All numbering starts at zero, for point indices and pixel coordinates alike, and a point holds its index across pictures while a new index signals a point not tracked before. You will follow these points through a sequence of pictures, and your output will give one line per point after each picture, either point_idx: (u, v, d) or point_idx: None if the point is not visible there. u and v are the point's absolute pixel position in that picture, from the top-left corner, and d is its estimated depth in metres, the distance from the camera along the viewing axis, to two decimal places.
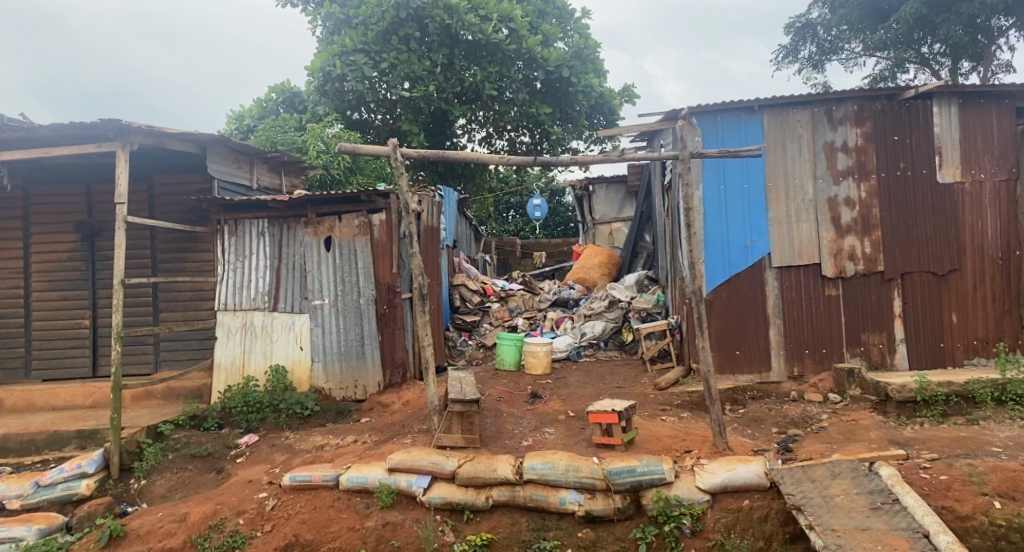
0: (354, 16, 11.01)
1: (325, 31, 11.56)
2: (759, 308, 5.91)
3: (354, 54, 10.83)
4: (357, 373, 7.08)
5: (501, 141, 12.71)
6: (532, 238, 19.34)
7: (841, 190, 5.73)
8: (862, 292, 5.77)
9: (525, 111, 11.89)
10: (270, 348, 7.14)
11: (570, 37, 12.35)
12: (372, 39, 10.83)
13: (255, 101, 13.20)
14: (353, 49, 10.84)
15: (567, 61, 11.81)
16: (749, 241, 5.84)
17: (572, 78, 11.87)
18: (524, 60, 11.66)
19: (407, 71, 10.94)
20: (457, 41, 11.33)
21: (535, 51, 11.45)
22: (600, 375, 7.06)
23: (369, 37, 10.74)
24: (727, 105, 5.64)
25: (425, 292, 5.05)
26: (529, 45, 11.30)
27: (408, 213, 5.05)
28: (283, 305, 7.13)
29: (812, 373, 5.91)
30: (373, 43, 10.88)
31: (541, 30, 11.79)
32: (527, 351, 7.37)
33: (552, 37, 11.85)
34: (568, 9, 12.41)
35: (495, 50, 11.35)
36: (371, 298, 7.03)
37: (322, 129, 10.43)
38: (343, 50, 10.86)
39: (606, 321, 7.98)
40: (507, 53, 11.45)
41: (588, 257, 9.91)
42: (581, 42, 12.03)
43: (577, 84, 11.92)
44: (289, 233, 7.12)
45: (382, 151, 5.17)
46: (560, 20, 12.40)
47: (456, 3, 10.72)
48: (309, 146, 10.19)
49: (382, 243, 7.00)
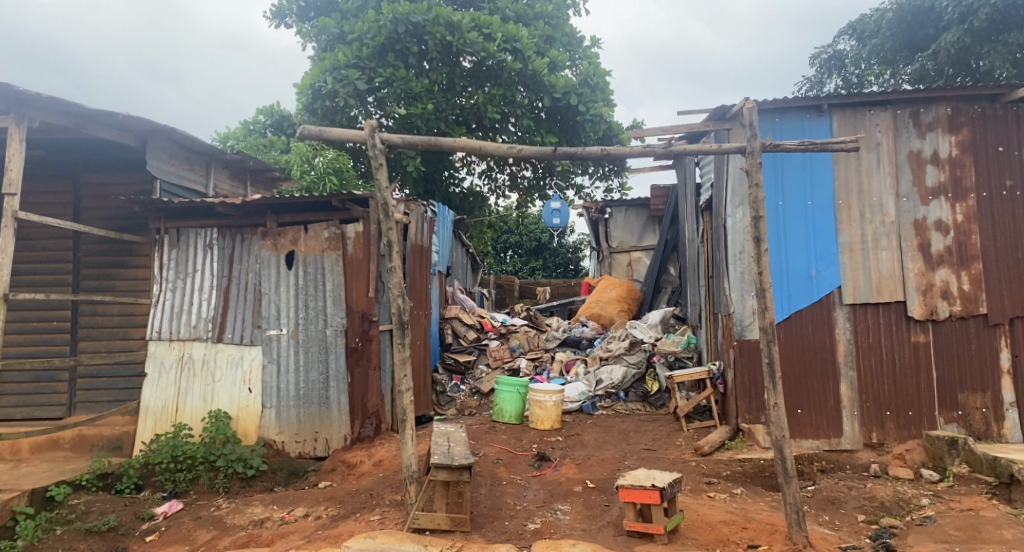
0: (349, 31, 10.13)
1: (319, 48, 10.72)
2: (828, 356, 4.71)
3: (346, 69, 9.86)
4: (318, 422, 5.59)
5: (502, 174, 11.96)
6: (530, 279, 18.24)
7: (930, 211, 4.60)
8: (957, 339, 4.60)
9: (530, 138, 10.83)
10: (211, 389, 5.71)
11: (579, 64, 11.37)
12: (366, 55, 9.88)
13: (242, 122, 11.61)
14: (345, 64, 9.88)
15: (575, 89, 10.76)
16: (814, 271, 4.68)
17: (581, 106, 10.76)
18: (529, 85, 10.65)
19: (403, 87, 9.85)
20: (457, 62, 10.43)
21: (541, 75, 10.45)
22: (622, 433, 5.72)
23: (364, 53, 9.81)
24: (792, 100, 4.53)
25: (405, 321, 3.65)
26: (535, 67, 10.31)
27: (389, 219, 3.80)
28: (229, 334, 5.67)
29: (895, 442, 4.68)
30: (368, 59, 9.93)
31: (548, 54, 10.81)
32: (532, 401, 6.02)
33: (559, 63, 10.86)
34: (577, 37, 11.53)
35: (500, 71, 10.43)
36: (340, 329, 5.55)
37: (309, 148, 9.02)
38: (335, 65, 9.91)
39: (627, 366, 6.69)
40: (512, 76, 10.49)
41: (603, 289, 8.68)
42: (590, 70, 11.04)
43: (586, 113, 10.78)
44: (242, 246, 5.68)
45: (354, 136, 4.07)
46: (567, 47, 11.47)
47: (458, 19, 9.80)
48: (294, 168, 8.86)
49: (357, 261, 5.55)
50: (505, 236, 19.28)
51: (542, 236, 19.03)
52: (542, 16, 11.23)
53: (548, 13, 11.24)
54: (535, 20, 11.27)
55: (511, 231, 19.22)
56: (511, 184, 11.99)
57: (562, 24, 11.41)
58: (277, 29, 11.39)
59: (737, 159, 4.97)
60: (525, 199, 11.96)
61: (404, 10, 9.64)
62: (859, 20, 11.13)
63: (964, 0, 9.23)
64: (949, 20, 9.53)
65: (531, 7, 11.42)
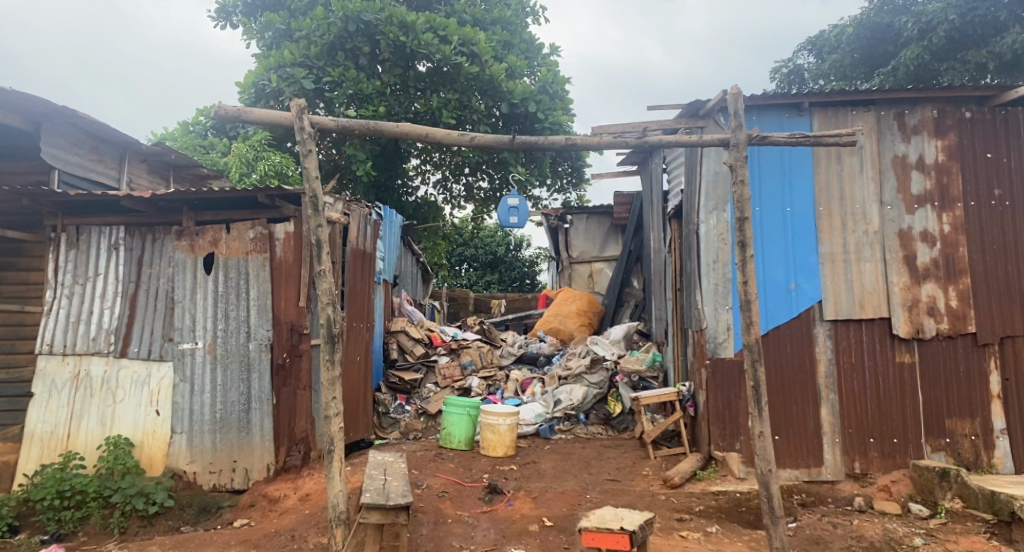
0: (296, 29, 9.55)
1: (263, 47, 10.04)
2: (808, 377, 4.29)
3: (292, 67, 9.21)
4: (236, 451, 4.83)
5: (457, 185, 11.45)
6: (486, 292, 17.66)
7: (915, 221, 4.26)
8: (944, 360, 4.25)
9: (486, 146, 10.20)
10: (111, 411, 4.89)
11: (537, 71, 10.95)
12: (315, 53, 9.28)
13: (181, 123, 10.82)
14: (292, 62, 9.25)
15: (534, 95, 10.17)
16: (793, 284, 4.27)
17: (540, 114, 10.18)
18: (486, 91, 10.10)
19: (354, 88, 9.24)
20: (411, 66, 9.88)
21: (499, 80, 9.95)
22: (583, 460, 5.14)
23: (312, 51, 9.20)
24: (773, 97, 4.13)
25: (338, 333, 3.03)
26: (492, 71, 9.85)
27: (317, 211, 3.04)
28: (134, 348, 4.89)
29: (879, 472, 4.26)
30: (316, 58, 9.32)
31: (506, 59, 10.38)
32: (483, 424, 5.40)
33: (518, 70, 10.41)
34: (536, 44, 11.17)
35: (457, 75, 9.90)
36: (265, 343, 4.84)
37: (251, 150, 8.34)
38: (281, 62, 9.26)
39: (588, 385, 6.15)
40: (468, 81, 9.95)
41: (563, 301, 8.16)
42: (548, 76, 10.49)
43: (545, 121, 10.20)
44: (153, 247, 4.94)
45: (281, 119, 3.25)
46: (526, 54, 11.08)
47: (412, 19, 9.33)
48: (233, 169, 8.20)
49: (288, 265, 4.87)
50: (460, 249, 18.72)
51: (498, 249, 18.58)
52: (499, 21, 10.88)
53: (505, 18, 10.89)
54: (493, 24, 10.91)
55: (466, 245, 18.67)
56: (467, 196, 11.50)
57: (520, 30, 11.10)
58: (221, 28, 10.65)
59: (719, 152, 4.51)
60: (481, 210, 11.37)
61: (355, 7, 9.12)
62: (817, 36, 11.20)
63: (923, 17, 9.27)
64: (908, 37, 9.56)
65: (488, 13, 11.08)
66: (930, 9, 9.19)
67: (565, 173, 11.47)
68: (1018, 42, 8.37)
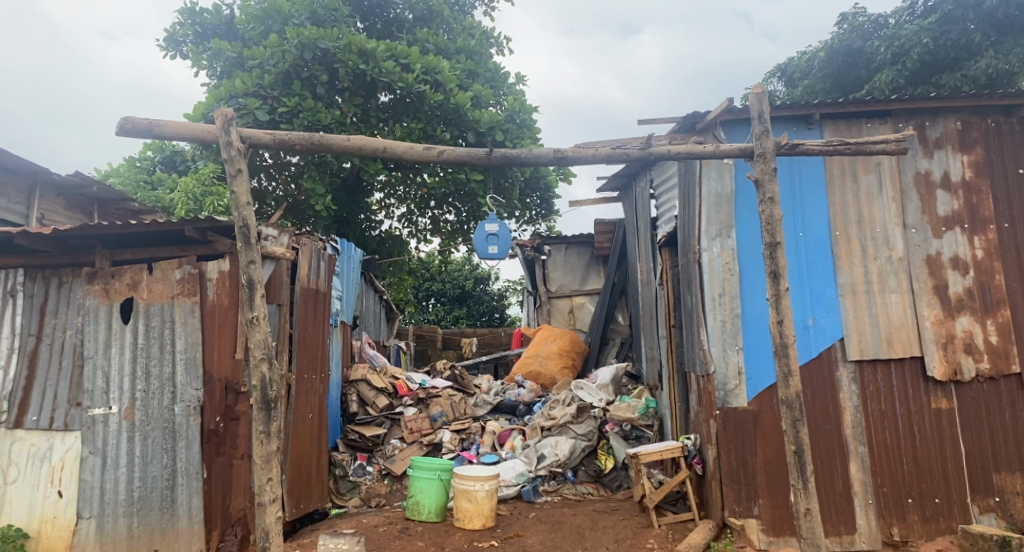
0: (249, 57, 8.92)
1: (215, 77, 9.47)
2: (835, 427, 3.67)
3: (245, 97, 8.54)
4: (156, 536, 3.94)
5: (423, 219, 10.83)
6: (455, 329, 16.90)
7: (944, 245, 3.77)
8: (986, 405, 3.72)
9: (454, 177, 9.49)
10: (2, 495, 4.05)
11: (504, 100, 10.44)
12: (269, 83, 8.62)
13: (127, 159, 10.00)
14: (244, 92, 8.57)
15: (501, 124, 9.74)
16: (810, 319, 3.72)
17: (507, 143, 9.75)
18: (452, 121, 9.58)
19: (311, 119, 8.56)
20: (373, 96, 9.34)
21: (464, 109, 9.43)
22: (575, 532, 4.37)
23: (265, 80, 8.52)
24: (782, 110, 3.64)
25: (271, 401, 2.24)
26: (457, 100, 9.31)
27: (248, 249, 2.36)
28: (32, 417, 4.06)
29: (923, 540, 3.61)
30: (271, 87, 8.67)
31: (471, 88, 9.85)
32: (456, 491, 4.63)
33: (483, 98, 9.88)
34: (501, 73, 10.76)
35: (421, 104, 9.34)
36: (194, 403, 4.05)
37: (199, 184, 7.63)
38: (232, 92, 8.58)
39: (575, 437, 5.45)
40: (433, 110, 9.43)
41: (543, 341, 7.48)
42: (516, 105, 10.09)
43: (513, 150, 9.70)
44: (59, 293, 4.16)
45: (203, 133, 2.60)
46: (492, 83, 10.60)
47: (372, 46, 8.83)
48: (177, 205, 7.42)
49: (223, 311, 4.14)
50: (427, 283, 17.99)
51: (465, 284, 17.97)
52: (463, 50, 10.42)
53: (469, 48, 10.45)
54: (457, 53, 10.39)
55: (433, 279, 17.94)
56: (433, 230, 10.90)
57: (485, 60, 10.69)
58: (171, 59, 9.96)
59: (726, 169, 4.04)
60: (448, 243, 10.73)
61: (311, 34, 8.58)
62: (787, 63, 11.10)
63: (895, 41, 9.11)
64: (881, 61, 9.39)
65: (452, 42, 10.60)
66: (902, 34, 9.04)
67: (534, 205, 10.93)
68: (992, 65, 8.19)
